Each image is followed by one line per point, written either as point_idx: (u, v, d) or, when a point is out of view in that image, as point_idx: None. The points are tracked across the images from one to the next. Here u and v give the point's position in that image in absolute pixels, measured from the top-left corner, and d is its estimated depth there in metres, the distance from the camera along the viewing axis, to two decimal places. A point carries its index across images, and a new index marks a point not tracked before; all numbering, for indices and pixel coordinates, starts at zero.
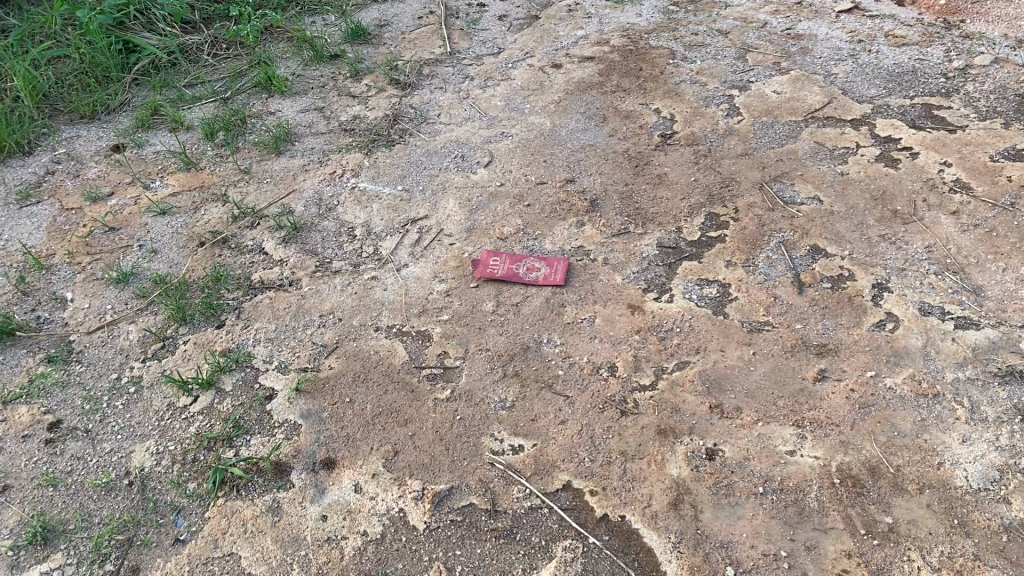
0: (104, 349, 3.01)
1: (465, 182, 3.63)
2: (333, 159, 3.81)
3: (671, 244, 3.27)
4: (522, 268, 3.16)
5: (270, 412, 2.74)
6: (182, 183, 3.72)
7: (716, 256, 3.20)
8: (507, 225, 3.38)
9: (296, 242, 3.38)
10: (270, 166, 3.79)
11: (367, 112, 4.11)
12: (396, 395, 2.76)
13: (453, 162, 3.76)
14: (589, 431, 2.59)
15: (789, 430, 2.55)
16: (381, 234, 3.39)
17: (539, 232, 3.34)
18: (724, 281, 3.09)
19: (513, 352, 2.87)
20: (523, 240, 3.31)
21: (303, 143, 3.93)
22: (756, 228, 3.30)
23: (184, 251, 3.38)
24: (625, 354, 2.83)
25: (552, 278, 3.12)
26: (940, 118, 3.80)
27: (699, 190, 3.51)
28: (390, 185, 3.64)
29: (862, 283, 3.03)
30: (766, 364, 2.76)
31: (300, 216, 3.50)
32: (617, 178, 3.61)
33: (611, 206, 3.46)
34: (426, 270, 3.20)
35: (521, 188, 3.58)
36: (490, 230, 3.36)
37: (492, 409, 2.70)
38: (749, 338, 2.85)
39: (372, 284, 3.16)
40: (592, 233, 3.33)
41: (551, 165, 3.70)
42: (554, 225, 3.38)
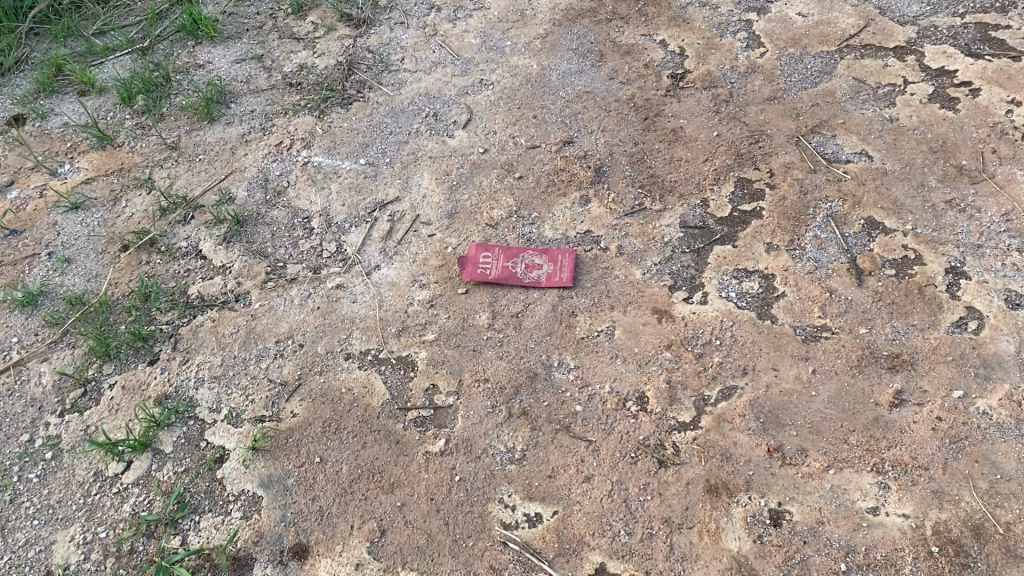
0: (11, 399, 2.43)
1: (442, 150, 3.02)
2: (278, 125, 3.16)
3: (697, 224, 2.71)
4: (519, 265, 2.59)
5: (221, 481, 2.21)
6: (96, 165, 3.06)
7: (753, 237, 2.65)
8: (496, 207, 2.80)
9: (240, 240, 2.77)
10: (203, 137, 3.13)
11: (316, 60, 3.43)
12: (378, 450, 2.23)
13: (426, 123, 3.13)
14: (622, 492, 2.09)
15: (867, 479, 2.07)
16: (344, 226, 2.79)
17: (536, 215, 2.77)
18: (765, 272, 2.55)
19: (518, 382, 2.34)
20: (518, 227, 2.74)
21: (240, 104, 3.26)
22: (797, 198, 2.74)
23: (104, 259, 2.76)
24: (655, 380, 2.31)
25: (557, 277, 2.56)
26: (999, 41, 3.20)
27: (724, 149, 2.93)
28: (351, 157, 3.02)
29: (932, 268, 2.51)
30: (829, 387, 2.25)
31: (243, 205, 2.88)
32: (624, 136, 3.02)
33: (620, 175, 2.88)
34: (402, 274, 2.64)
35: (510, 156, 2.98)
36: (476, 215, 2.78)
37: (498, 464, 2.18)
38: (805, 350, 2.34)
39: (338, 294, 2.59)
40: (600, 213, 2.76)
41: (543, 122, 3.09)
42: (554, 204, 2.80)
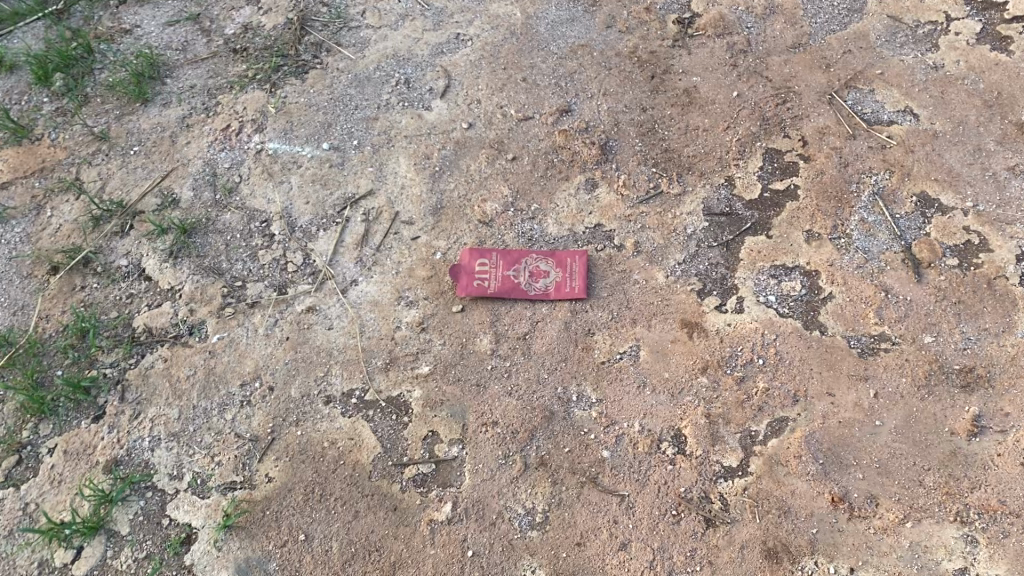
0: None
1: (419, 127, 2.58)
2: (223, 102, 2.69)
3: (723, 210, 2.34)
4: (522, 273, 2.23)
5: (190, 569, 1.86)
6: (12, 165, 2.60)
7: (790, 224, 2.28)
8: (488, 199, 2.40)
9: (189, 254, 2.35)
10: (136, 123, 2.67)
11: (262, 18, 2.93)
12: (373, 520, 1.89)
13: (397, 92, 2.67)
14: (666, 563, 1.78)
15: (951, 531, 1.78)
16: (310, 230, 2.38)
17: (536, 209, 2.38)
18: (808, 269, 2.19)
19: (532, 424, 1.99)
20: (515, 224, 2.35)
21: (177, 79, 2.78)
22: (837, 172, 2.36)
23: (30, 286, 2.34)
24: (692, 414, 1.98)
25: (567, 286, 2.20)
26: None
27: (747, 113, 2.52)
28: (312, 140, 2.56)
29: (1000, 255, 2.17)
30: (896, 415, 1.94)
31: (190, 209, 2.45)
32: (629, 101, 2.60)
33: (629, 151, 2.48)
34: (385, 290, 2.25)
35: (499, 131, 2.55)
36: (466, 210, 2.38)
37: (518, 531, 1.86)
38: (864, 369, 2.01)
39: (310, 320, 2.21)
40: (609, 202, 2.38)
41: (534, 87, 2.66)
42: (556, 193, 2.41)
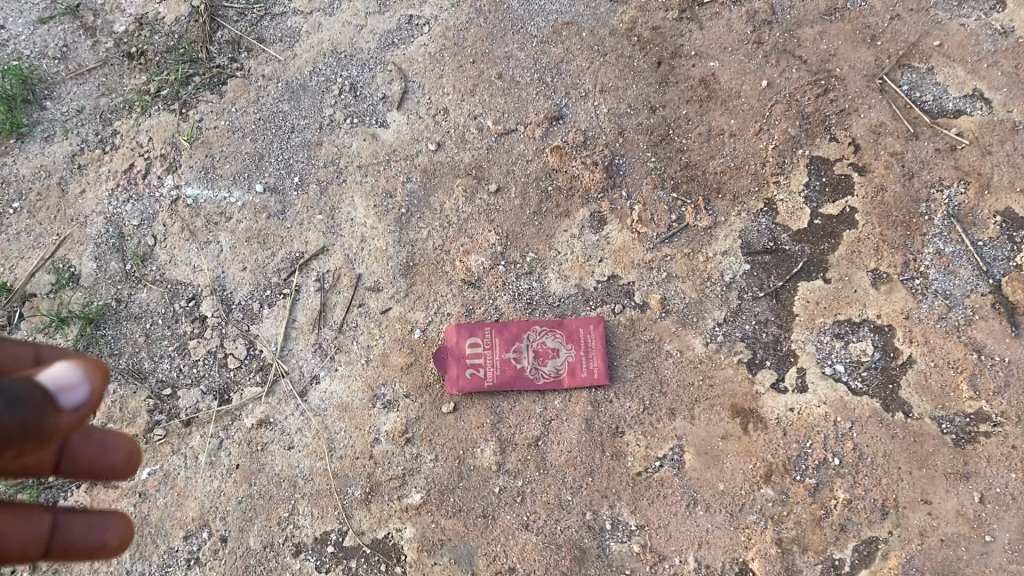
0: None
1: (374, 151, 2.05)
2: (122, 132, 2.14)
3: (766, 246, 1.89)
4: (524, 353, 1.77)
5: None
6: None
7: (851, 263, 1.85)
8: (471, 250, 1.91)
9: (100, 354, 1.87)
10: (12, 167, 2.10)
11: (159, 6, 2.28)
12: None
13: (341, 104, 2.11)
14: None
15: None
16: (250, 308, 1.89)
17: (533, 258, 1.89)
18: (879, 325, 1.78)
19: (561, 569, 1.61)
20: (510, 282, 1.87)
21: (58, 99, 2.18)
22: (901, 188, 1.91)
23: None
24: (759, 542, 1.60)
25: (582, 369, 1.74)
26: None
27: (781, 108, 2.03)
28: (240, 180, 2.04)
29: None
30: (1009, 526, 1.58)
31: (96, 289, 1.95)
32: (634, 97, 2.07)
33: (641, 170, 1.98)
34: (354, 388, 1.78)
35: (476, 152, 2.03)
36: (445, 267, 1.90)
37: None
38: (964, 463, 1.63)
39: (263, 438, 1.75)
40: (624, 243, 1.90)
41: (512, 85, 2.10)
42: (555, 235, 1.92)
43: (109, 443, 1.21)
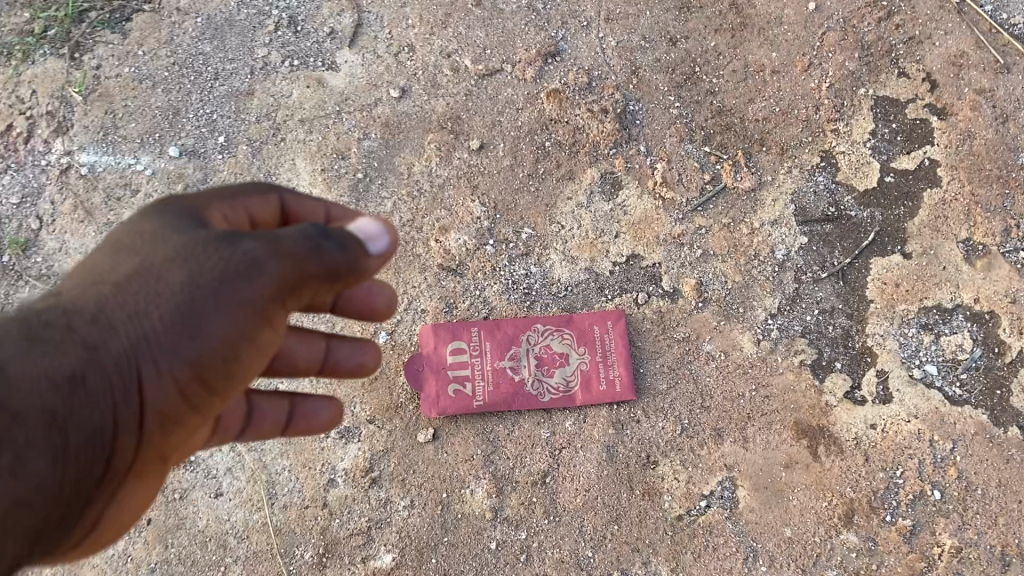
0: None
1: (321, 101, 1.60)
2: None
3: (826, 213, 1.48)
4: (523, 361, 1.37)
5: None
6: None
7: (938, 232, 1.44)
8: (449, 225, 1.48)
9: None
10: None
11: None
12: None
13: (279, 41, 1.66)
14: None
15: None
16: None
17: (528, 235, 1.47)
18: (977, 312, 1.39)
19: None
20: (501, 267, 1.45)
21: None
22: (993, 135, 1.50)
23: None
24: None
25: (599, 381, 1.35)
26: None
27: (836, 36, 1.61)
28: (150, 142, 1.59)
29: None
30: None
31: None
32: (649, 24, 1.64)
33: (663, 118, 1.56)
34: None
35: (451, 99, 1.59)
36: (415, 249, 1.47)
37: None
38: None
39: (180, 483, 1.33)
40: (645, 213, 1.48)
41: (495, 13, 1.66)
42: (556, 204, 1.50)
43: (376, 285, 1.10)
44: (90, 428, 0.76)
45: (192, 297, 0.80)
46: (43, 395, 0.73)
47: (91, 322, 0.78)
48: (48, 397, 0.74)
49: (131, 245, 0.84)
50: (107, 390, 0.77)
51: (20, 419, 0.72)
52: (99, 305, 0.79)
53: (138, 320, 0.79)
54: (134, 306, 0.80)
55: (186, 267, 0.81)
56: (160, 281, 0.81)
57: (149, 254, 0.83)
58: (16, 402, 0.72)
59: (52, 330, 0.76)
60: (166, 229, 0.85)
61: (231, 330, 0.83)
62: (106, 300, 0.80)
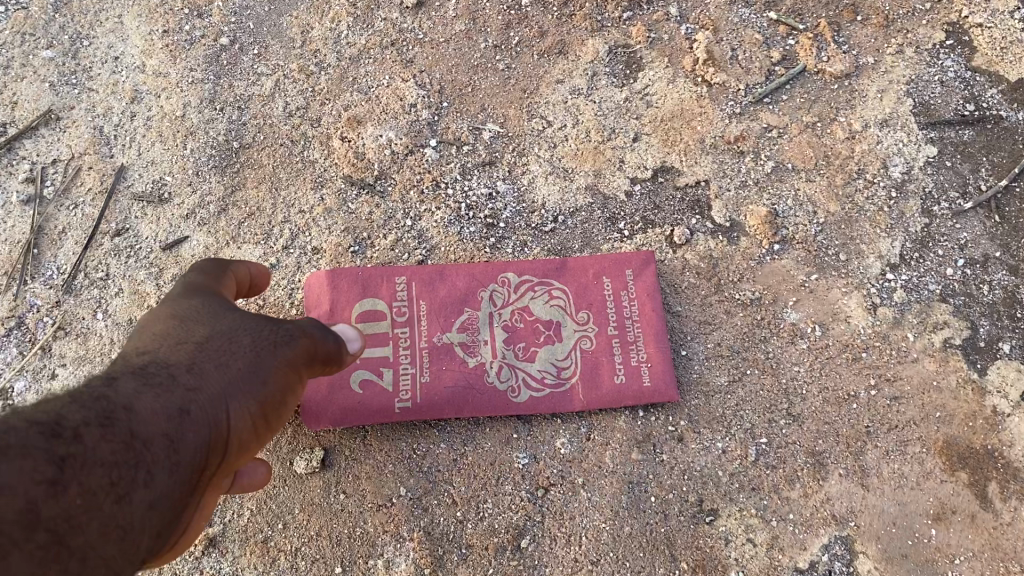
0: None
1: None
2: None
3: (959, 113, 0.93)
4: (484, 334, 0.80)
5: None
6: None
7: None
8: (365, 117, 0.91)
9: None
10: None
11: None
12: None
13: None
14: None
15: None
16: None
17: (493, 134, 0.91)
18: None
19: None
20: (449, 184, 0.88)
21: None
22: None
23: None
24: None
25: (614, 367, 0.79)
26: None
27: None
28: None
29: None
30: None
31: None
32: None
33: None
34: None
35: None
36: (307, 154, 0.90)
37: None
38: None
39: None
40: (679, 105, 0.93)
41: None
42: (538, 90, 0.94)
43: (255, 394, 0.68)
44: (194, 477, 0.47)
45: (272, 349, 0.55)
46: (163, 418, 0.45)
47: (182, 368, 0.50)
48: (167, 424, 0.45)
49: (162, 318, 0.55)
50: (212, 435, 0.48)
51: (140, 442, 0.43)
52: (181, 355, 0.51)
53: (225, 370, 0.51)
54: (213, 356, 0.52)
55: (251, 323, 0.56)
56: (230, 335, 0.54)
57: (202, 319, 0.55)
58: (137, 430, 0.43)
59: (145, 372, 0.48)
60: (193, 305, 0.57)
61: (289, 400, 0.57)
62: (185, 351, 0.51)
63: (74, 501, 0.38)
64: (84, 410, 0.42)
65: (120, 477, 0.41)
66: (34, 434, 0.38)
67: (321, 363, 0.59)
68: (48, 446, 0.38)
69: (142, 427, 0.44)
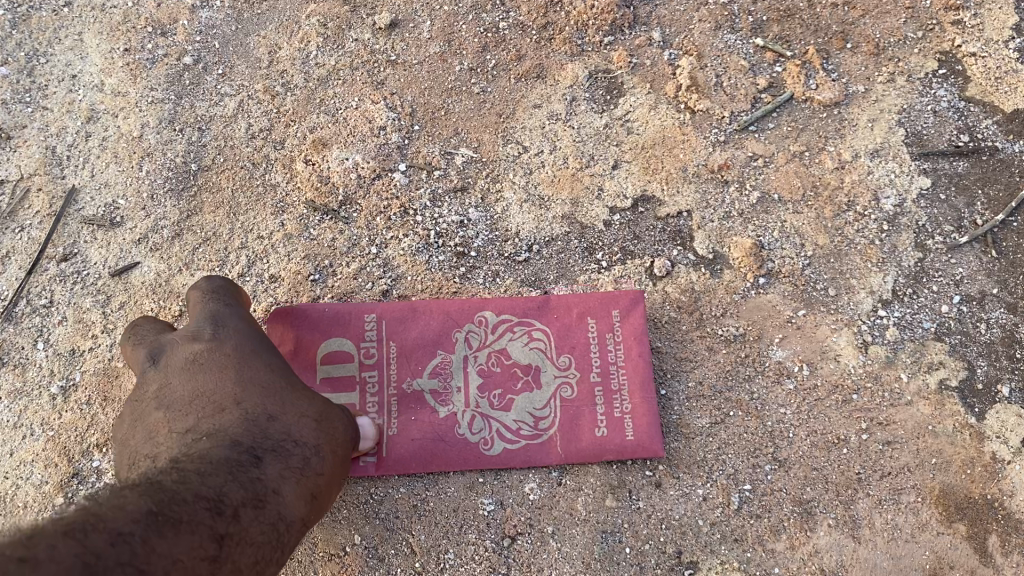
0: None
1: None
2: None
3: (952, 144, 0.88)
4: (457, 380, 0.75)
5: None
6: None
7: None
8: (331, 139, 0.87)
9: None
10: None
11: None
12: None
13: None
14: None
15: None
16: None
17: (466, 159, 0.87)
18: None
19: None
20: (416, 209, 0.84)
21: None
22: None
23: None
24: None
25: (595, 419, 0.73)
26: None
27: None
28: None
29: None
30: None
31: None
32: None
33: None
34: (11, 464, 0.75)
35: None
36: (269, 177, 0.85)
37: None
38: None
39: None
40: (660, 132, 0.89)
41: None
42: (514, 115, 0.90)
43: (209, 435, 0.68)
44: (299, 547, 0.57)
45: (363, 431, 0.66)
46: (300, 501, 0.55)
47: (311, 450, 0.59)
48: (301, 506, 0.56)
49: (262, 366, 0.61)
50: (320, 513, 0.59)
51: (283, 524, 0.53)
52: (306, 433, 0.59)
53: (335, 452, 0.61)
54: (327, 436, 0.61)
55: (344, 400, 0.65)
56: (331, 411, 0.63)
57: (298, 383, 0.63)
58: (281, 513, 0.53)
59: (285, 452, 0.56)
60: (277, 360, 0.63)
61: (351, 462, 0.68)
62: (309, 430, 0.60)
63: (230, 571, 0.45)
64: (238, 488, 0.50)
65: (262, 554, 0.50)
66: (202, 511, 0.45)
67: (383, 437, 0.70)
68: (213, 523, 0.46)
69: (284, 510, 0.54)
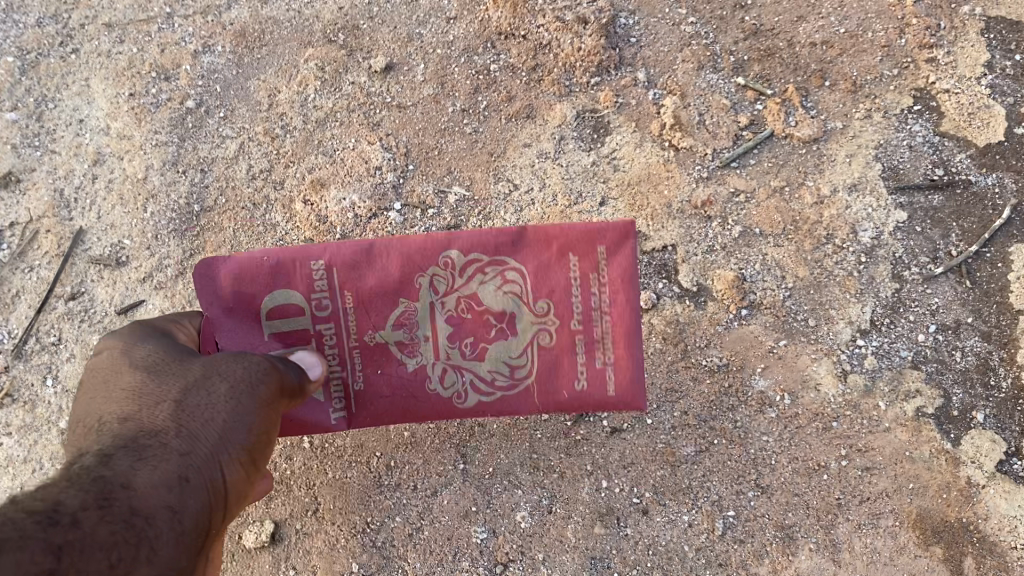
0: None
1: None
2: None
3: (929, 177, 0.90)
4: (425, 330, 0.66)
5: None
6: None
7: None
8: (329, 180, 0.91)
9: None
10: None
11: None
12: None
13: None
14: None
15: None
16: None
17: (458, 198, 0.91)
18: None
19: None
20: None
21: None
22: None
23: None
24: None
25: (575, 372, 0.66)
26: None
27: None
28: None
29: None
30: None
31: None
32: None
33: (670, 34, 0.98)
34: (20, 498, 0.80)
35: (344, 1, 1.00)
36: (270, 218, 0.90)
37: None
38: None
39: None
40: (646, 169, 0.92)
41: None
42: (504, 154, 0.93)
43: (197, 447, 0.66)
44: (200, 541, 0.48)
45: (252, 384, 0.55)
46: (161, 489, 0.46)
47: (172, 433, 0.50)
48: (167, 493, 0.46)
49: (126, 371, 0.55)
50: (209, 496, 0.49)
51: (141, 518, 0.43)
52: (164, 419, 0.51)
53: (211, 424, 0.52)
54: (198, 412, 0.52)
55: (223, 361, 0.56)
56: (207, 379, 0.54)
57: (170, 364, 0.55)
58: (136, 507, 0.43)
59: (136, 447, 0.47)
60: (149, 350, 0.57)
61: (267, 443, 0.57)
62: (168, 415, 0.51)
63: None
64: (83, 492, 0.42)
65: (117, 561, 0.40)
66: (31, 522, 0.37)
67: (295, 392, 0.59)
68: (46, 534, 0.38)
69: (140, 503, 0.44)
